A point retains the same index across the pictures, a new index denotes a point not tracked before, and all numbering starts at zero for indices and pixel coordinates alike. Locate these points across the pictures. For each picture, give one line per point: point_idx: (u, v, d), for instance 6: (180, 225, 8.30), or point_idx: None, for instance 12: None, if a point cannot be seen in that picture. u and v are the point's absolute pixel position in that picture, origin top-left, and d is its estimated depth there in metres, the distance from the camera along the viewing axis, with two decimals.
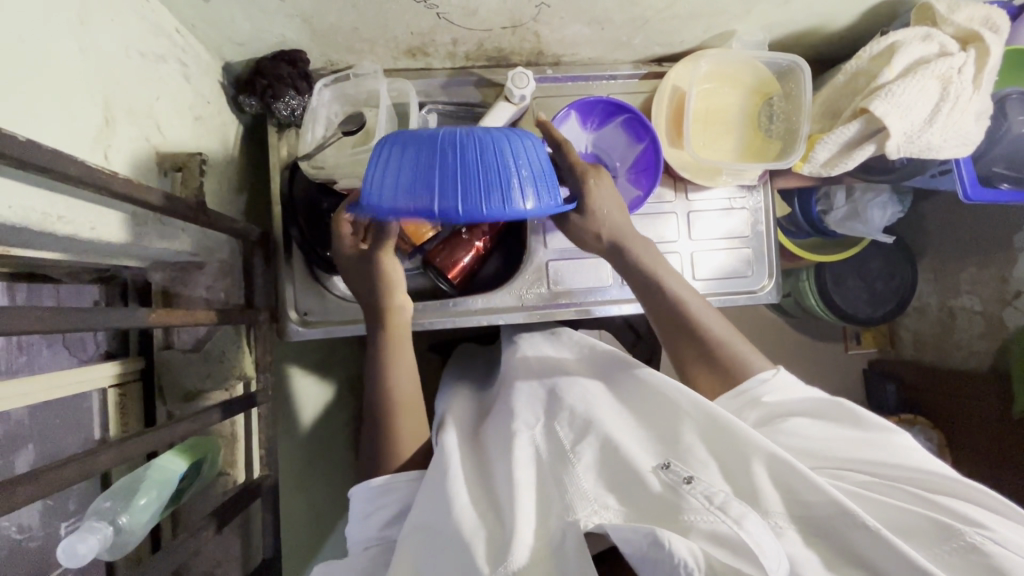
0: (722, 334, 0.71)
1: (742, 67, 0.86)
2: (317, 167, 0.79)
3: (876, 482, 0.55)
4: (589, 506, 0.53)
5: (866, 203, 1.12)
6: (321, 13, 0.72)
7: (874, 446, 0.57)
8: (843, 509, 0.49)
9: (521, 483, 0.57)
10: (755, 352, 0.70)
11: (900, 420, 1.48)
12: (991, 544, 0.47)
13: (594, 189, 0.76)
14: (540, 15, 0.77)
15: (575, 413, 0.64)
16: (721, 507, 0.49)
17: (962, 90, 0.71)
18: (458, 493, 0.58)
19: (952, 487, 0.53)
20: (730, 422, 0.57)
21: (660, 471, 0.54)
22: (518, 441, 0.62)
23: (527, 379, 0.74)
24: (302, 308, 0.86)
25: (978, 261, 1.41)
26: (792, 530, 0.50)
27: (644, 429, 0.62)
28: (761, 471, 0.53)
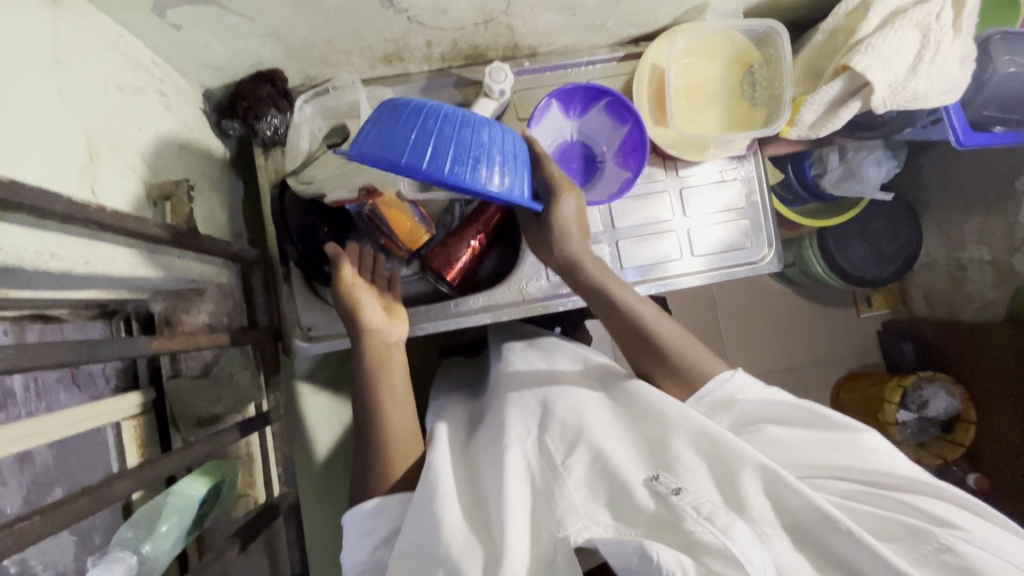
0: (678, 342, 0.71)
1: (717, 40, 0.86)
2: (307, 182, 0.79)
3: (859, 491, 0.56)
4: (580, 521, 0.54)
5: (861, 162, 1.11)
6: (292, 29, 0.72)
7: (846, 450, 0.58)
8: (826, 515, 0.50)
9: (514, 496, 0.58)
10: (711, 356, 0.71)
11: (921, 379, 1.47)
12: (962, 546, 0.48)
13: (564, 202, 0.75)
14: (511, 8, 0.76)
15: (565, 425, 0.64)
16: (707, 517, 0.50)
17: (942, 35, 0.69)
18: (449, 511, 0.58)
19: (922, 487, 0.54)
20: (721, 434, 0.57)
21: (652, 482, 0.55)
22: (511, 455, 0.62)
23: (518, 395, 0.74)
24: (305, 324, 0.86)
25: (982, 211, 1.39)
26: (779, 537, 0.51)
27: (632, 439, 0.63)
28: (749, 479, 0.54)
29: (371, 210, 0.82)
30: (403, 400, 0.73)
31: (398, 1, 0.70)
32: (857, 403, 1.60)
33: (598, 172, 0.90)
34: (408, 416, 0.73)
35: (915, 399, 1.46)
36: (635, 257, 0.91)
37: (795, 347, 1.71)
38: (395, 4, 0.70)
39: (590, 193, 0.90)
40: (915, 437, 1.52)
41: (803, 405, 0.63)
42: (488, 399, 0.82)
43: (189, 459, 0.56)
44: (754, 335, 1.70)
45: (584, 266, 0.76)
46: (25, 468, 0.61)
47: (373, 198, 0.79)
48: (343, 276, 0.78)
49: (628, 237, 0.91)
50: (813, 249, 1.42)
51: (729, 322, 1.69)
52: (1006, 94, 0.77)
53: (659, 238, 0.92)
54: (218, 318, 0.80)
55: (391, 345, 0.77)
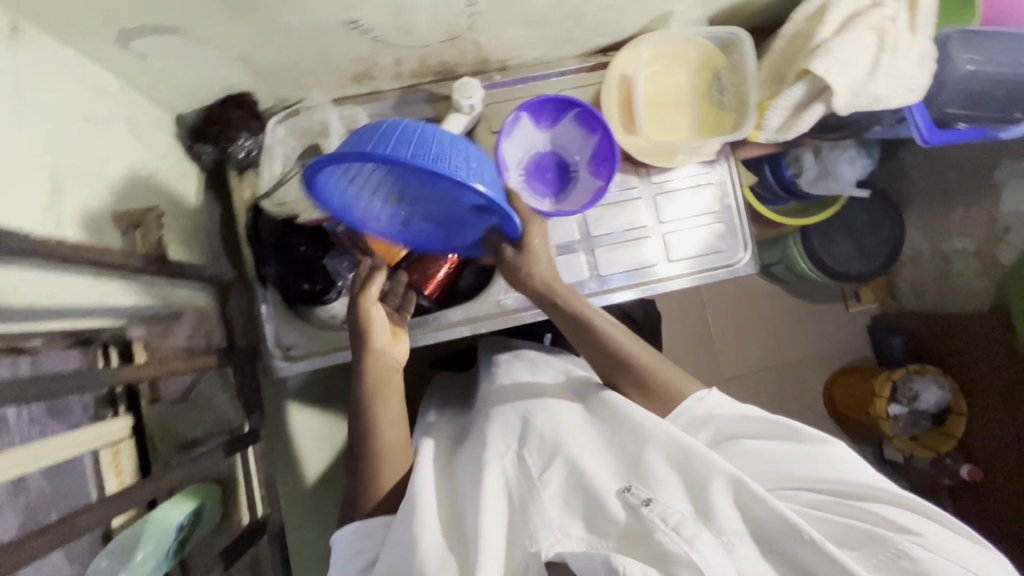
0: (653, 362, 0.72)
1: (681, 47, 0.87)
2: (279, 205, 0.82)
3: (826, 500, 0.57)
4: (553, 535, 0.54)
5: (835, 160, 1.12)
6: (259, 53, 0.73)
7: (814, 461, 0.60)
8: (788, 524, 0.50)
9: (489, 511, 0.59)
10: (683, 377, 0.72)
11: (911, 372, 1.48)
12: (918, 552, 0.50)
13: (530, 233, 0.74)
14: (475, 24, 0.77)
15: (544, 439, 0.65)
16: (674, 528, 0.51)
17: (898, 38, 0.70)
18: (425, 530, 0.60)
19: (888, 498, 0.56)
20: (693, 446, 0.59)
21: (624, 494, 0.55)
22: (489, 471, 0.63)
23: (500, 407, 0.75)
24: (284, 343, 0.87)
25: (966, 202, 1.42)
26: (745, 546, 0.52)
27: (609, 452, 0.63)
28: (718, 491, 0.55)
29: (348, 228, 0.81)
30: (398, 419, 0.73)
31: (361, 23, 0.71)
32: (848, 397, 1.60)
33: (572, 181, 0.91)
34: (401, 433, 0.73)
35: (906, 392, 1.47)
36: (612, 264, 0.92)
37: (784, 344, 1.71)
38: (358, 25, 0.71)
39: (565, 202, 0.91)
40: (908, 430, 1.52)
41: (778, 421, 0.64)
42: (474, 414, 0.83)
43: (161, 486, 0.58)
44: (744, 334, 1.70)
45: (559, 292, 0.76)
46: (20, 496, 0.59)
47: None
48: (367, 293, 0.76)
49: (604, 245, 0.92)
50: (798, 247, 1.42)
51: (718, 322, 1.69)
52: (968, 90, 0.78)
53: (635, 244, 0.93)
54: (197, 342, 0.81)
55: (393, 369, 0.77)
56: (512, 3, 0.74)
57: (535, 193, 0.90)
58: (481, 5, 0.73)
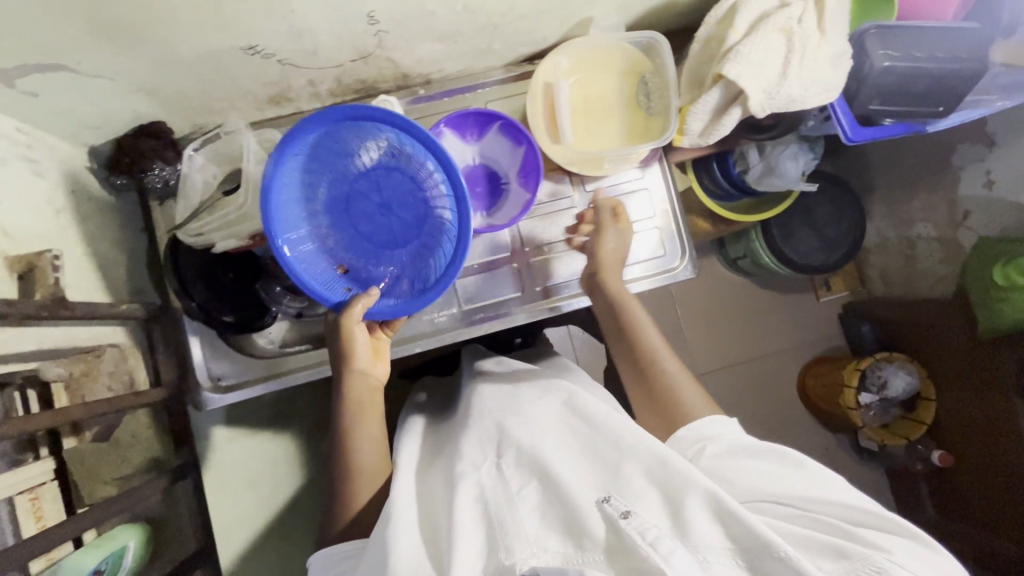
0: (677, 373, 0.74)
1: (600, 52, 0.85)
2: (196, 235, 0.78)
3: (804, 516, 0.55)
4: (529, 548, 0.54)
5: (779, 156, 1.09)
6: (160, 83, 0.72)
7: (798, 477, 0.58)
8: (761, 540, 0.49)
9: (464, 525, 0.57)
10: (702, 398, 0.71)
11: (878, 360, 1.46)
12: (896, 570, 0.47)
13: (604, 230, 0.85)
14: (384, 42, 0.75)
15: (521, 450, 0.64)
16: (651, 543, 0.50)
17: (806, 38, 0.69)
18: (400, 543, 0.59)
19: (874, 522, 0.53)
20: (672, 457, 0.57)
21: (603, 504, 0.55)
22: (463, 484, 0.62)
23: (479, 416, 0.75)
24: (215, 374, 0.87)
25: (926, 188, 1.41)
26: (721, 562, 0.50)
27: (589, 463, 0.61)
28: (695, 505, 0.53)
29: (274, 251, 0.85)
30: (378, 440, 0.77)
31: (260, 47, 0.69)
32: (819, 387, 1.58)
33: (502, 194, 0.89)
34: (377, 453, 0.76)
35: (874, 380, 1.45)
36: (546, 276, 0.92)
37: (756, 338, 1.70)
38: (258, 49, 0.69)
39: (495, 216, 0.89)
40: (879, 418, 1.50)
41: (784, 452, 0.61)
42: (453, 423, 0.82)
43: (48, 544, 0.58)
44: (715, 329, 1.69)
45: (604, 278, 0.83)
46: None
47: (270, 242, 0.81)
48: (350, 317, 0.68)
49: (538, 257, 0.92)
50: (760, 240, 1.41)
51: (689, 318, 1.68)
52: (890, 86, 0.75)
53: (570, 255, 0.92)
54: (119, 380, 0.78)
55: (373, 387, 0.78)
56: (417, 20, 0.72)
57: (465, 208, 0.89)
58: (384, 24, 0.71)
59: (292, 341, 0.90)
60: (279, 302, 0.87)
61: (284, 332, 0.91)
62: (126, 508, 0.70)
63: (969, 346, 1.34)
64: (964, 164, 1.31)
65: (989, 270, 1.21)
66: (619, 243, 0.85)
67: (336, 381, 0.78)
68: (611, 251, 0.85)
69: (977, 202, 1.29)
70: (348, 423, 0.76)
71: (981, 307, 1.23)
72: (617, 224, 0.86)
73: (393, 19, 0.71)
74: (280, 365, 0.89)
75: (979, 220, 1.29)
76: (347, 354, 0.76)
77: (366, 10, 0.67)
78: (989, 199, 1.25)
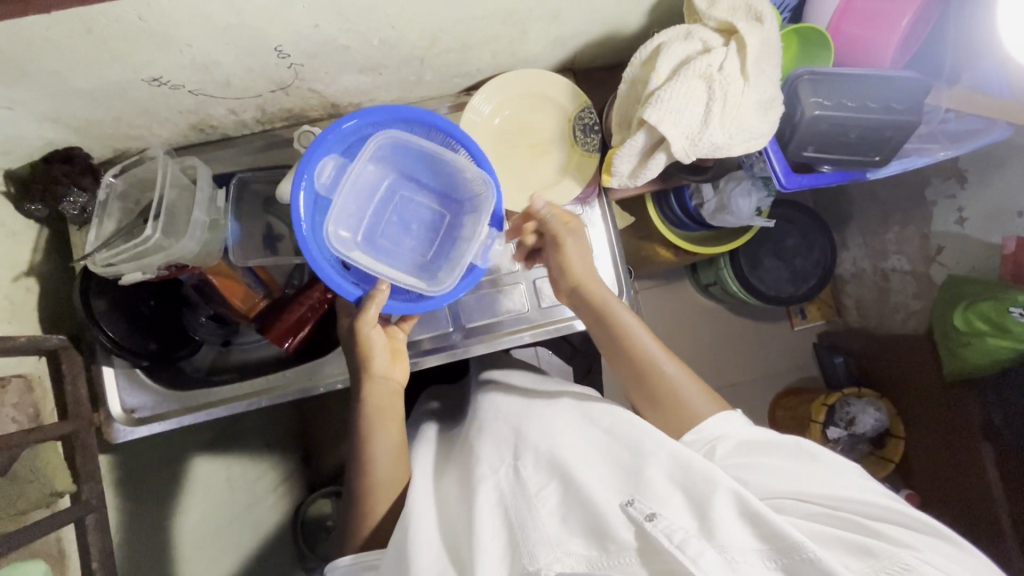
0: (679, 376, 0.70)
1: (535, 88, 0.84)
2: (106, 264, 0.74)
3: (831, 516, 0.53)
4: (552, 552, 0.52)
5: (731, 193, 1.03)
6: (68, 110, 0.70)
7: (819, 471, 0.57)
8: (789, 541, 0.47)
9: (486, 526, 0.57)
10: (706, 398, 0.68)
11: (847, 394, 1.32)
12: (925, 568, 0.47)
13: (563, 245, 0.77)
14: (301, 74, 0.74)
15: (539, 453, 0.63)
16: (678, 545, 0.48)
17: (728, 84, 0.68)
18: (420, 543, 0.59)
19: (898, 516, 0.52)
20: (691, 456, 0.56)
21: (626, 507, 0.53)
22: (483, 488, 0.62)
23: (492, 420, 0.74)
24: (129, 406, 0.85)
25: (898, 220, 1.30)
26: (749, 563, 0.48)
27: (608, 465, 0.60)
28: (721, 504, 0.51)
29: (200, 280, 0.84)
30: (395, 445, 0.74)
31: (166, 79, 0.67)
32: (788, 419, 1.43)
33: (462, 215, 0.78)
34: (392, 460, 0.73)
35: (841, 416, 1.30)
36: (477, 313, 0.89)
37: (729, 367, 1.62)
38: (164, 81, 0.68)
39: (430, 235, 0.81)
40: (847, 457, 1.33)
41: (799, 444, 0.61)
42: (466, 429, 0.79)
43: None
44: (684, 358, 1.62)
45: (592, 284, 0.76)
46: None
47: (188, 270, 0.81)
48: (366, 318, 0.73)
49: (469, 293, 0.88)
50: (728, 268, 1.33)
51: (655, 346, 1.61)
52: (822, 133, 0.77)
53: (503, 292, 0.89)
54: (24, 411, 0.75)
55: (394, 392, 0.76)
56: (332, 53, 0.71)
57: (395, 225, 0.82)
58: (297, 58, 0.70)
59: (220, 367, 0.94)
60: (201, 330, 0.91)
61: (209, 358, 0.93)
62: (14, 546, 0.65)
63: (941, 392, 1.20)
64: (936, 199, 1.21)
65: (950, 312, 1.12)
66: (580, 254, 0.78)
67: (356, 387, 0.76)
68: (579, 263, 0.77)
69: (952, 236, 1.19)
70: (369, 425, 0.73)
71: (948, 347, 1.12)
72: (573, 233, 0.78)
73: (304, 53, 0.69)
74: (199, 397, 0.87)
75: (951, 256, 1.19)
76: (364, 358, 0.75)
77: (272, 44, 0.66)
78: (962, 234, 1.16)
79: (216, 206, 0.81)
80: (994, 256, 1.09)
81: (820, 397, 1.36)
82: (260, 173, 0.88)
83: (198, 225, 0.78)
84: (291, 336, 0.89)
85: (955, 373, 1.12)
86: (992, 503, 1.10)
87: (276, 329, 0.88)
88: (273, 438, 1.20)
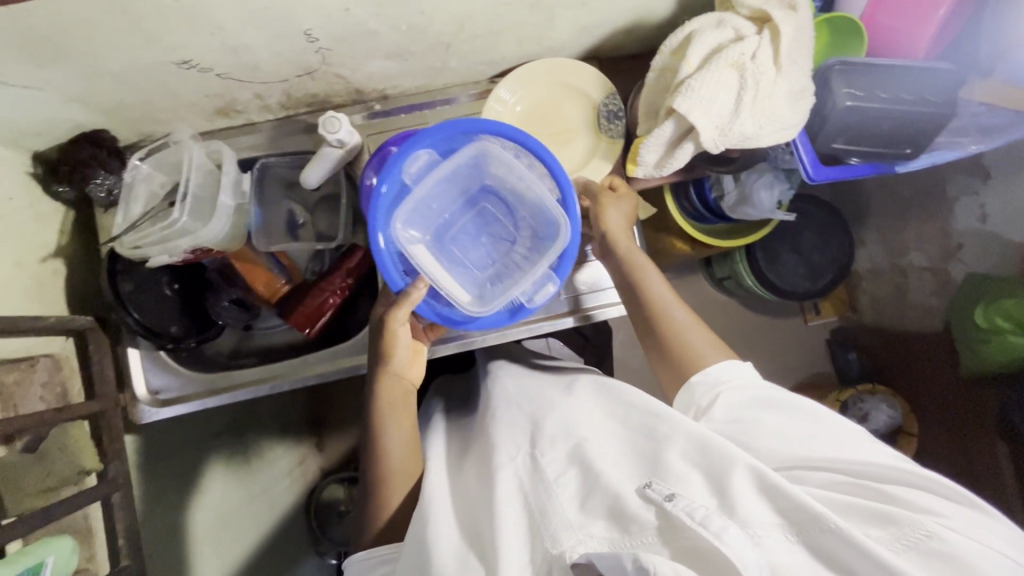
0: (686, 321, 0.73)
1: (558, 77, 0.84)
2: (134, 247, 0.76)
3: (847, 484, 0.52)
4: (576, 536, 0.52)
5: (753, 186, 1.02)
6: (98, 93, 0.70)
7: (829, 438, 0.56)
8: (810, 513, 0.45)
9: (506, 514, 0.57)
10: (710, 345, 0.70)
11: (860, 391, 1.32)
12: (948, 534, 0.44)
13: (605, 209, 0.80)
14: (327, 59, 0.74)
15: (556, 439, 0.64)
16: (701, 522, 0.46)
17: (760, 74, 0.67)
18: (443, 530, 0.61)
19: (916, 480, 0.50)
20: (707, 436, 0.56)
21: (645, 491, 0.52)
22: (502, 475, 0.62)
23: (505, 408, 0.75)
24: (153, 387, 0.86)
25: (918, 216, 1.29)
26: (774, 537, 0.46)
27: (626, 452, 0.60)
28: (739, 480, 0.50)
29: (223, 265, 0.85)
30: (409, 437, 0.75)
31: (196, 62, 0.68)
32: None
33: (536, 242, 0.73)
34: (406, 451, 0.74)
35: (854, 413, 1.29)
36: None
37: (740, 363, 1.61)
38: (193, 64, 0.68)
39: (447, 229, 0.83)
40: None
41: (804, 404, 0.60)
42: (479, 417, 0.80)
43: None
44: None
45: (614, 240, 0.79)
46: None
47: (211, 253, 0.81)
48: (398, 317, 0.71)
49: None
50: (744, 262, 1.32)
51: None
52: (852, 124, 0.76)
53: None
54: (52, 390, 0.77)
55: (405, 390, 0.77)
56: (360, 39, 0.71)
57: None
58: (325, 42, 0.70)
59: (240, 351, 0.96)
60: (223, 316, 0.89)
61: (232, 341, 0.96)
62: (44, 524, 0.66)
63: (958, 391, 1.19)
64: (959, 195, 1.19)
65: (971, 310, 1.11)
66: (621, 219, 0.80)
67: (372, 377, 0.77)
68: (612, 220, 0.80)
69: (973, 233, 1.17)
70: (382, 416, 0.74)
71: (968, 344, 1.11)
72: (611, 198, 0.81)
73: (333, 38, 0.69)
74: (220, 381, 0.88)
75: (972, 253, 1.18)
76: (386, 351, 0.76)
77: (302, 28, 0.66)
78: (984, 231, 1.15)
79: (240, 191, 0.82)
80: (1016, 254, 1.08)
81: (833, 393, 1.36)
82: (284, 159, 0.88)
83: (224, 210, 0.78)
84: (314, 321, 0.90)
85: (974, 371, 1.11)
86: (1006, 503, 1.09)
87: (296, 313, 0.89)
88: (287, 423, 1.21)
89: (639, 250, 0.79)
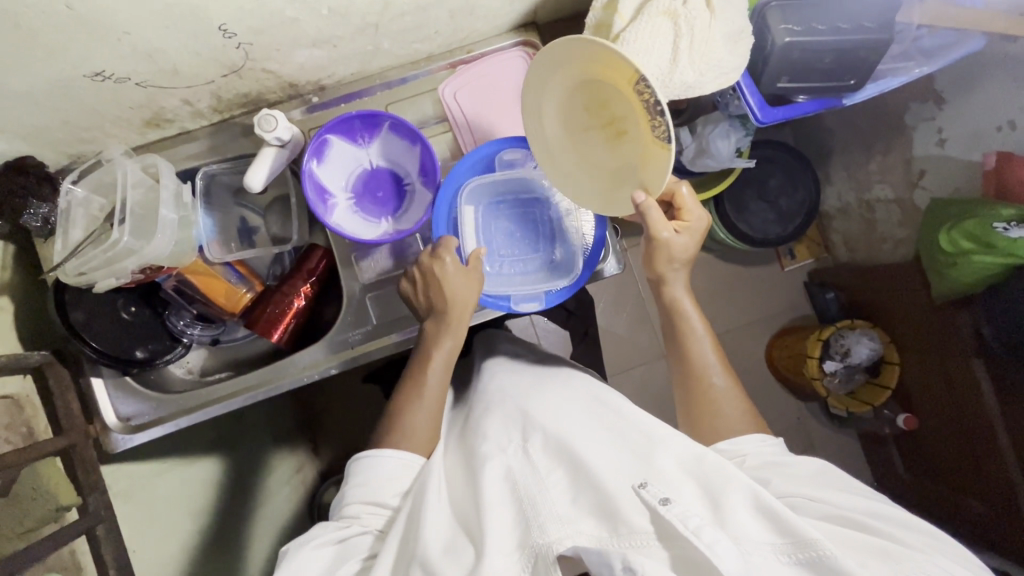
0: (723, 390, 0.74)
1: (584, 54, 0.60)
2: (79, 273, 0.72)
3: (848, 521, 0.54)
4: (564, 530, 0.52)
5: (710, 136, 0.99)
6: (12, 118, 0.67)
7: (837, 486, 0.59)
8: (803, 536, 0.46)
9: (493, 507, 0.57)
10: (744, 416, 0.71)
11: (839, 327, 1.33)
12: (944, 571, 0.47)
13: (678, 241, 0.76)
14: (251, 54, 0.71)
15: (549, 438, 0.63)
16: (692, 530, 0.46)
17: (694, 19, 0.66)
18: (432, 516, 0.59)
19: (912, 525, 0.54)
20: (709, 452, 0.56)
21: (639, 490, 0.52)
22: (491, 465, 0.62)
23: (499, 400, 0.73)
24: (125, 414, 0.85)
25: (880, 149, 1.29)
26: (760, 555, 0.47)
27: (618, 453, 0.59)
28: (736, 501, 0.51)
29: (178, 280, 0.82)
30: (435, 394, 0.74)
31: (108, 72, 0.64)
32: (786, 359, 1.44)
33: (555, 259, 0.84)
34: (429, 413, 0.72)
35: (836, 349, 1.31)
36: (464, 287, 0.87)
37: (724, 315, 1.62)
38: (106, 75, 0.65)
39: (401, 220, 0.85)
40: (843, 387, 1.36)
41: (826, 469, 0.63)
42: (471, 400, 0.80)
43: None
44: None
45: (667, 286, 0.79)
46: None
47: (162, 271, 0.78)
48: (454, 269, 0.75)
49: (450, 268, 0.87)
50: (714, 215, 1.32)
51: None
52: (794, 61, 0.76)
53: None
54: (16, 431, 0.74)
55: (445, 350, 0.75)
56: (280, 28, 0.68)
57: (367, 215, 0.85)
58: (243, 36, 0.66)
59: (210, 368, 0.96)
60: (190, 332, 0.88)
61: (202, 359, 0.95)
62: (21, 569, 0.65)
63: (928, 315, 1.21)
64: (916, 122, 1.19)
65: (936, 235, 1.12)
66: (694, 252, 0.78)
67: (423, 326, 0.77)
68: (685, 249, 0.77)
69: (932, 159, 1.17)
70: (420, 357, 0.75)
71: (935, 268, 1.12)
72: (695, 227, 0.77)
73: (249, 30, 0.66)
74: (192, 401, 0.86)
75: (935, 179, 1.17)
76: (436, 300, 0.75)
77: (215, 24, 0.62)
78: (942, 155, 1.14)
79: (183, 202, 0.78)
80: (975, 173, 1.07)
81: (813, 333, 1.37)
82: (227, 164, 0.86)
83: (168, 223, 0.75)
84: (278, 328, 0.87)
85: (943, 294, 1.13)
86: (988, 420, 1.11)
87: (260, 321, 0.87)
88: (279, 433, 1.19)
89: (695, 313, 0.79)
